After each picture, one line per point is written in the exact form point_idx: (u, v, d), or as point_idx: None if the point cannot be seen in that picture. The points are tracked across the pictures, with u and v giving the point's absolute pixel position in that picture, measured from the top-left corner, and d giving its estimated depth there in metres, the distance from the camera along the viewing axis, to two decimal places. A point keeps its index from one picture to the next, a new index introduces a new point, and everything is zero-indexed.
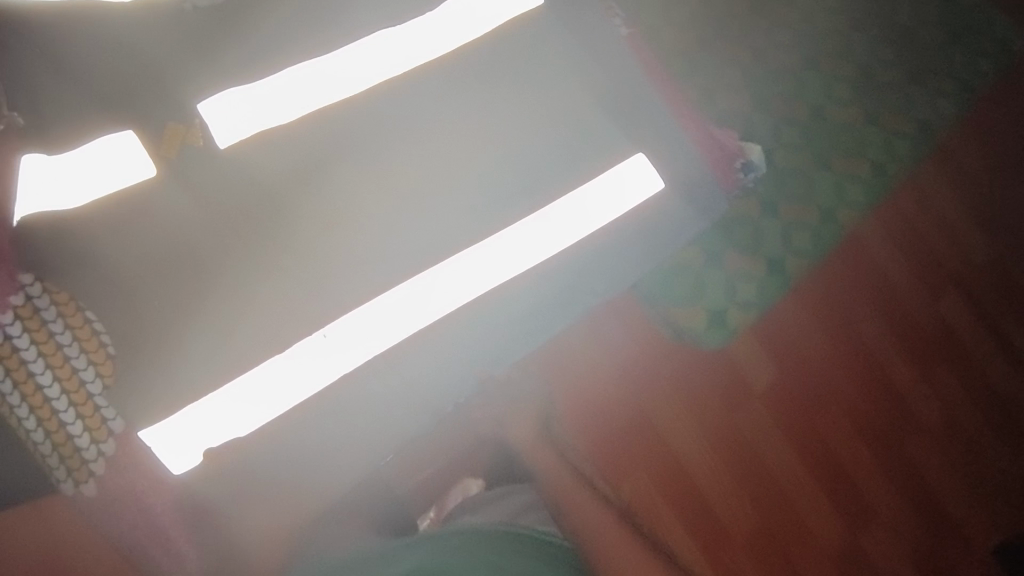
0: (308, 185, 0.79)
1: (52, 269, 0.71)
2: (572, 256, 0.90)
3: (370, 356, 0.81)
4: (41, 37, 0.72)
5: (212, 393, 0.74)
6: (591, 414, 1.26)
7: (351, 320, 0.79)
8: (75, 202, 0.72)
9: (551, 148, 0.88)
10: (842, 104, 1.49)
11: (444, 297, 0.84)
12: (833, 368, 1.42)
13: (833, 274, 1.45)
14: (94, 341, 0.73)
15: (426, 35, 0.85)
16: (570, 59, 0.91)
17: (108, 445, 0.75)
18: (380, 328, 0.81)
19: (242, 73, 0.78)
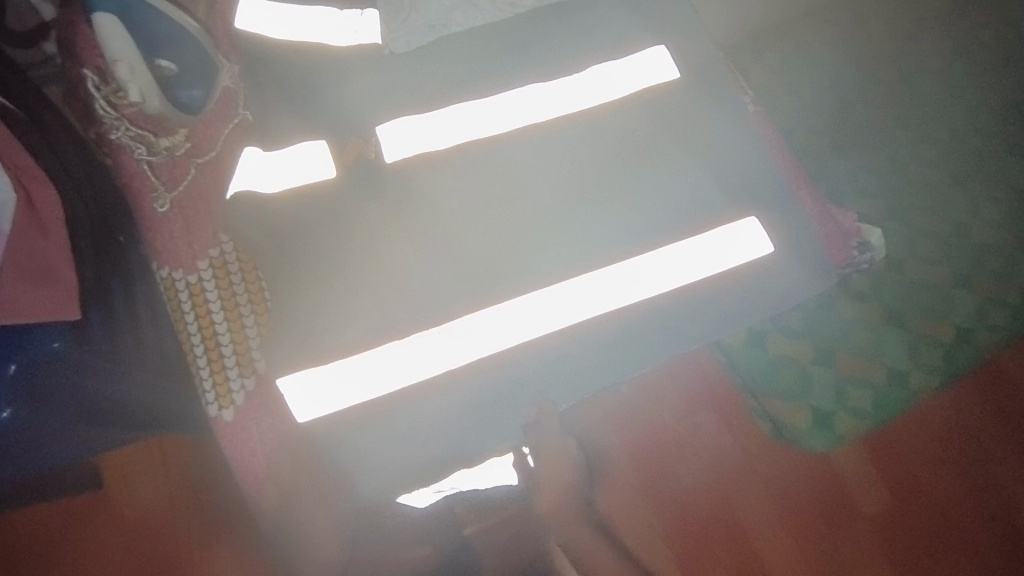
0: (449, 202, 0.93)
1: (243, 235, 0.88)
2: (670, 301, 0.95)
3: (475, 359, 0.90)
4: (278, 67, 0.95)
5: (335, 361, 0.86)
6: (671, 485, 1.24)
7: (465, 324, 0.90)
8: (270, 188, 0.89)
9: (664, 203, 0.98)
10: (1004, 208, 1.33)
11: (547, 318, 0.92)
12: (959, 507, 1.22)
13: (971, 402, 1.26)
14: (259, 293, 0.88)
15: (570, 93, 1.00)
16: (693, 129, 1.02)
17: (249, 380, 0.88)
18: (489, 334, 0.90)
19: (416, 109, 0.96)
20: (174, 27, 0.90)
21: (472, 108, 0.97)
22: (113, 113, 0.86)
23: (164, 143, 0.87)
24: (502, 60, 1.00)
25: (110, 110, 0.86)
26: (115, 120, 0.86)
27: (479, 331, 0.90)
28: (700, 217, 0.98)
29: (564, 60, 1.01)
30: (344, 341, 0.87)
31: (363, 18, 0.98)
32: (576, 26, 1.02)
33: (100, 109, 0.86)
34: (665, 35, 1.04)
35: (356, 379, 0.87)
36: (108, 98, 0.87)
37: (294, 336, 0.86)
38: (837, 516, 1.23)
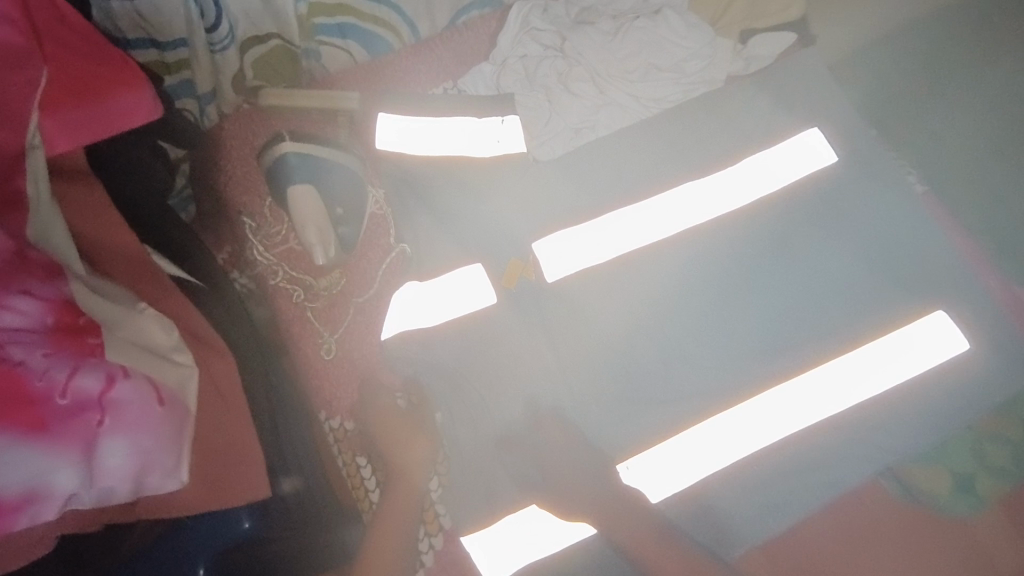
0: (617, 320, 0.88)
1: (409, 373, 0.84)
2: (863, 410, 0.88)
3: (669, 492, 0.84)
4: (425, 185, 0.90)
5: (513, 513, 0.81)
6: None
7: (654, 454, 0.84)
8: (431, 321, 0.83)
9: (838, 302, 0.91)
10: None
11: (736, 444, 0.85)
12: None
13: None
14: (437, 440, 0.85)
15: (731, 187, 0.93)
16: (860, 216, 0.95)
17: (438, 539, 0.83)
18: (681, 465, 0.84)
19: (572, 219, 0.90)
20: (336, 166, 0.83)
21: (630, 216, 0.90)
22: (270, 256, 0.87)
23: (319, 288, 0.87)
24: (654, 160, 0.94)
25: (266, 256, 0.88)
26: (270, 266, 0.87)
27: (673, 463, 0.84)
28: (881, 315, 0.91)
29: (718, 152, 0.95)
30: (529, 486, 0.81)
31: (505, 125, 0.92)
32: (728, 114, 0.97)
33: (256, 256, 0.88)
34: (822, 114, 0.98)
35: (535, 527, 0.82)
36: (269, 242, 0.87)
37: (474, 486, 0.81)
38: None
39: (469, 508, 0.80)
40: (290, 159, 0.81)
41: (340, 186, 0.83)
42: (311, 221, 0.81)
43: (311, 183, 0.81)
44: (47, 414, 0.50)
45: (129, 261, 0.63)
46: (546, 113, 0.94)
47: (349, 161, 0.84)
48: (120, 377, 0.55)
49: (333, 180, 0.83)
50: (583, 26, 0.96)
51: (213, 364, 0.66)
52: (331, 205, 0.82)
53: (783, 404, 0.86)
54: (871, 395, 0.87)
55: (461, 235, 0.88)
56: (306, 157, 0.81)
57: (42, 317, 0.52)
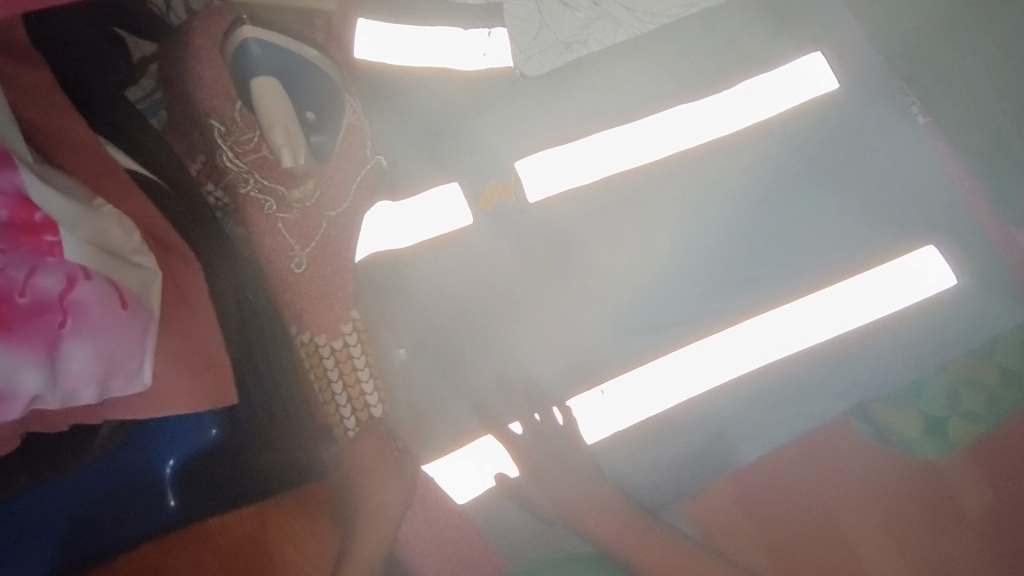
0: (597, 247, 0.85)
1: (383, 292, 0.82)
2: (841, 345, 0.87)
3: (642, 416, 0.83)
4: (405, 102, 0.87)
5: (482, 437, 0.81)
6: None
7: (631, 380, 0.83)
8: (405, 241, 0.83)
9: (827, 236, 0.89)
10: None
11: (712, 373, 0.84)
12: None
13: None
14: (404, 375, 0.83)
15: (724, 112, 0.89)
16: (857, 148, 0.91)
17: None
18: (656, 391, 0.83)
19: (557, 139, 0.87)
20: (306, 66, 0.76)
21: (612, 138, 0.87)
22: (240, 165, 0.79)
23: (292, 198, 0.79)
24: (645, 80, 0.89)
25: (236, 164, 0.79)
26: (241, 175, 0.79)
27: (639, 391, 0.83)
28: (873, 250, 0.88)
29: (712, 74, 0.91)
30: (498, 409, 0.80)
31: (491, 39, 0.87)
32: (725, 35, 0.92)
33: (226, 163, 0.79)
34: (825, 38, 0.93)
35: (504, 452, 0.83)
36: (240, 148, 0.79)
37: (442, 404, 0.81)
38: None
39: (437, 425, 0.81)
40: (252, 48, 0.73)
41: (310, 88, 0.76)
42: (276, 120, 0.72)
43: (275, 78, 0.73)
44: (7, 312, 0.50)
45: (84, 150, 0.60)
46: (534, 25, 0.89)
47: (320, 61, 0.77)
48: (79, 278, 0.54)
49: (303, 81, 0.76)
50: None
51: (174, 266, 0.64)
52: (300, 110, 0.75)
53: (758, 336, 0.85)
54: (850, 328, 0.86)
55: (439, 152, 0.86)
56: (274, 49, 0.73)
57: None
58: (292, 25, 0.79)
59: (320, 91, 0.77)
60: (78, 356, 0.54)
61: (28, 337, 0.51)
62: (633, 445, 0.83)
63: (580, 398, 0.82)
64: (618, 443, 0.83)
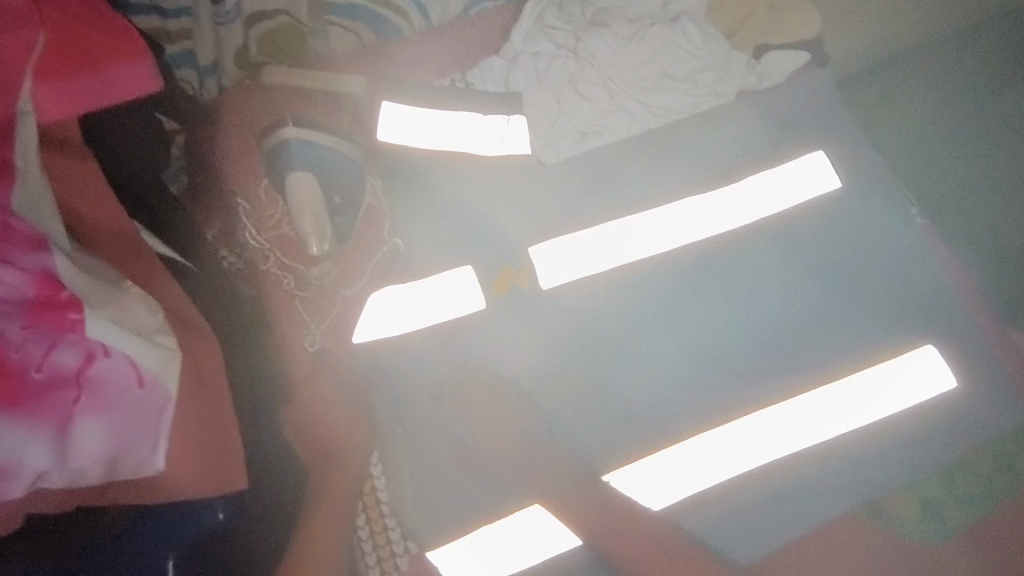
0: (605, 334, 0.87)
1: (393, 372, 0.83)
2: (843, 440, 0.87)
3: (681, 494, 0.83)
4: (423, 180, 0.89)
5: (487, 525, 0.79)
6: None
7: (661, 457, 0.84)
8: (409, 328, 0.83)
9: (826, 330, 0.91)
10: None
11: (726, 462, 0.84)
12: None
13: None
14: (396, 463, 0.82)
15: (730, 206, 0.93)
16: (855, 246, 0.95)
17: (402, 559, 0.82)
18: (695, 465, 0.84)
19: (569, 226, 0.89)
20: (339, 157, 0.82)
21: (624, 228, 0.90)
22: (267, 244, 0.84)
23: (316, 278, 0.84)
24: (656, 172, 0.93)
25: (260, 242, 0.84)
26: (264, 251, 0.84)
27: (677, 469, 0.84)
28: (869, 346, 0.91)
29: (720, 168, 0.95)
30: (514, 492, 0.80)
31: (510, 125, 0.91)
32: (732, 131, 0.96)
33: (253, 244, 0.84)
34: (825, 139, 0.98)
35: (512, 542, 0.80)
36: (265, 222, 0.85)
37: (455, 489, 0.80)
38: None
39: (451, 510, 0.79)
40: (292, 145, 0.81)
41: (339, 176, 0.82)
42: (308, 209, 0.80)
43: (311, 173, 0.81)
44: (20, 386, 0.51)
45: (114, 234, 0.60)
46: (552, 114, 0.92)
47: (352, 151, 0.83)
48: (98, 355, 0.54)
49: (334, 170, 0.82)
50: (598, 27, 0.93)
51: (195, 347, 0.64)
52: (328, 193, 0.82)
53: (765, 427, 0.86)
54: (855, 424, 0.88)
55: (455, 234, 0.87)
56: (310, 145, 0.81)
57: (24, 291, 0.53)
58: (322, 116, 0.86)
59: (345, 182, 0.83)
60: (88, 435, 0.54)
61: (33, 415, 0.52)
62: None
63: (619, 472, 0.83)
64: None
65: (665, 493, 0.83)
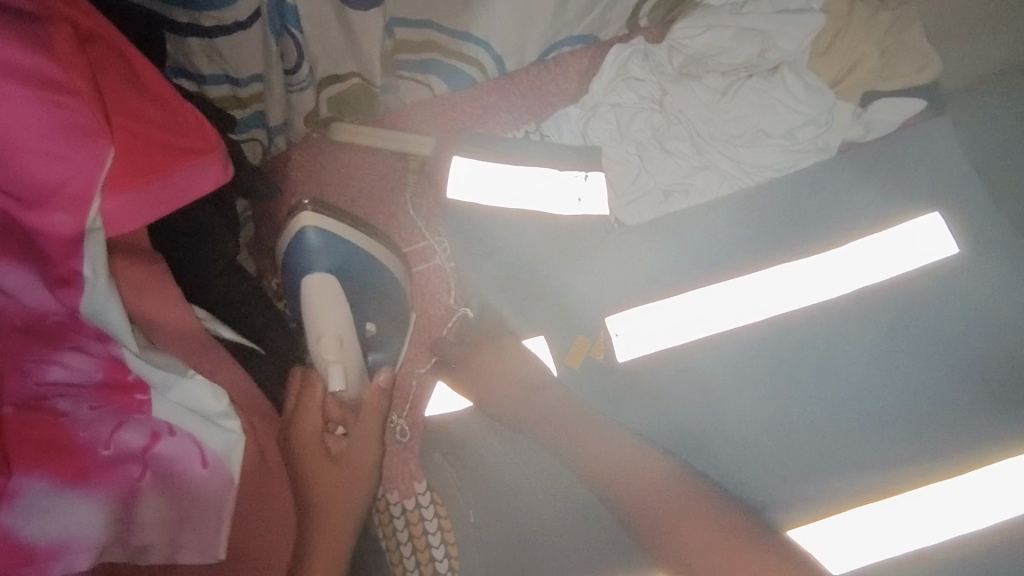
0: (688, 413, 0.80)
1: (456, 445, 0.82)
2: (970, 547, 0.75)
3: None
4: (496, 241, 0.84)
5: None
6: None
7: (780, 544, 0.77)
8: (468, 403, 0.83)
9: (947, 416, 0.79)
10: None
11: (846, 552, 0.77)
12: None
13: None
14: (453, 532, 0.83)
15: (833, 274, 0.84)
16: (991, 317, 0.81)
17: None
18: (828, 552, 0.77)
19: (651, 293, 0.82)
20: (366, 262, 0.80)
21: (707, 298, 0.82)
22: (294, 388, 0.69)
23: (330, 437, 0.69)
24: (748, 236, 0.85)
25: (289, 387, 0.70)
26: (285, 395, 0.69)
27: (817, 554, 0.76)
28: (1007, 437, 0.77)
29: (820, 231, 0.85)
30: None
31: (588, 182, 0.85)
32: (834, 189, 0.86)
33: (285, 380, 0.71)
34: (953, 192, 0.84)
35: None
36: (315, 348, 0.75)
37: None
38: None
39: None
40: (312, 238, 0.77)
41: (366, 283, 0.80)
42: (330, 328, 0.76)
43: (333, 277, 0.77)
44: (87, 462, 0.48)
45: (187, 334, 0.58)
46: (634, 171, 0.86)
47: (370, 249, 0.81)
48: (163, 434, 0.52)
49: (359, 273, 0.79)
50: (686, 79, 0.87)
51: (263, 434, 0.62)
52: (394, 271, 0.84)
53: (878, 521, 0.77)
54: (997, 520, 0.75)
55: (526, 301, 0.83)
56: (334, 241, 0.78)
57: (93, 373, 0.50)
58: (389, 187, 0.88)
59: (377, 276, 0.80)
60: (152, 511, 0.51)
61: (98, 490, 0.47)
62: None
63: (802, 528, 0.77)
64: None
65: None
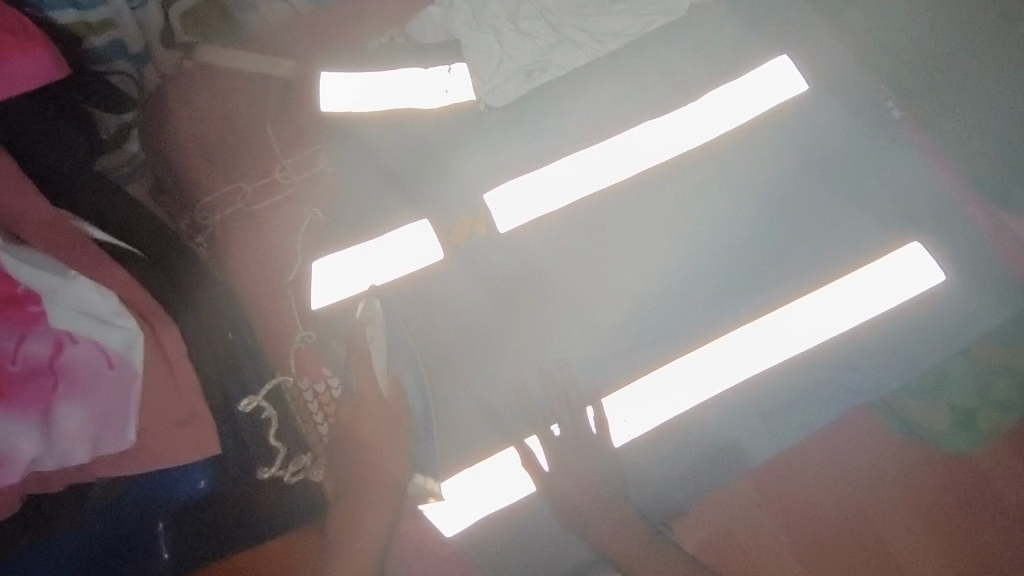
0: (573, 267, 0.86)
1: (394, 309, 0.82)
2: (832, 348, 0.85)
3: (710, 392, 0.83)
4: (373, 142, 0.90)
5: (459, 473, 0.80)
6: None
7: (677, 368, 0.83)
8: (434, 255, 0.85)
9: (806, 239, 0.88)
10: None
11: (732, 368, 0.84)
12: None
13: None
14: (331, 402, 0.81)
15: (694, 122, 0.89)
16: (830, 145, 0.90)
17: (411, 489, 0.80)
18: (721, 367, 0.84)
19: (523, 166, 0.88)
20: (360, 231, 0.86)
21: (578, 164, 0.88)
22: (306, 408, 0.81)
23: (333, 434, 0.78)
24: (608, 102, 0.90)
25: (281, 441, 0.77)
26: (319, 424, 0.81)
27: (660, 393, 0.83)
28: (854, 248, 0.87)
29: (677, 87, 0.91)
30: (500, 431, 0.81)
31: (452, 74, 0.89)
32: (683, 50, 0.92)
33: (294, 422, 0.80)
34: (785, 42, 0.92)
35: (475, 492, 0.81)
36: (253, 395, 0.75)
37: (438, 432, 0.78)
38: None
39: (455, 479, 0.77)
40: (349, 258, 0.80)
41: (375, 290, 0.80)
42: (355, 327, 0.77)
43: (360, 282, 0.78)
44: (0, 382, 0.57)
45: (52, 229, 0.64)
46: (496, 57, 0.90)
47: (363, 229, 0.86)
48: (66, 344, 0.61)
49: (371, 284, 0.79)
50: None
51: (164, 334, 0.67)
52: (284, 177, 0.88)
53: (760, 337, 0.84)
54: (854, 325, 0.85)
55: (410, 192, 0.88)
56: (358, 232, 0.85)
57: None
58: (264, 98, 0.90)
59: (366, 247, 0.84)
60: (69, 411, 0.61)
61: (20, 401, 0.58)
62: (652, 447, 0.83)
63: (618, 394, 0.83)
64: (638, 448, 0.83)
65: (698, 392, 0.83)
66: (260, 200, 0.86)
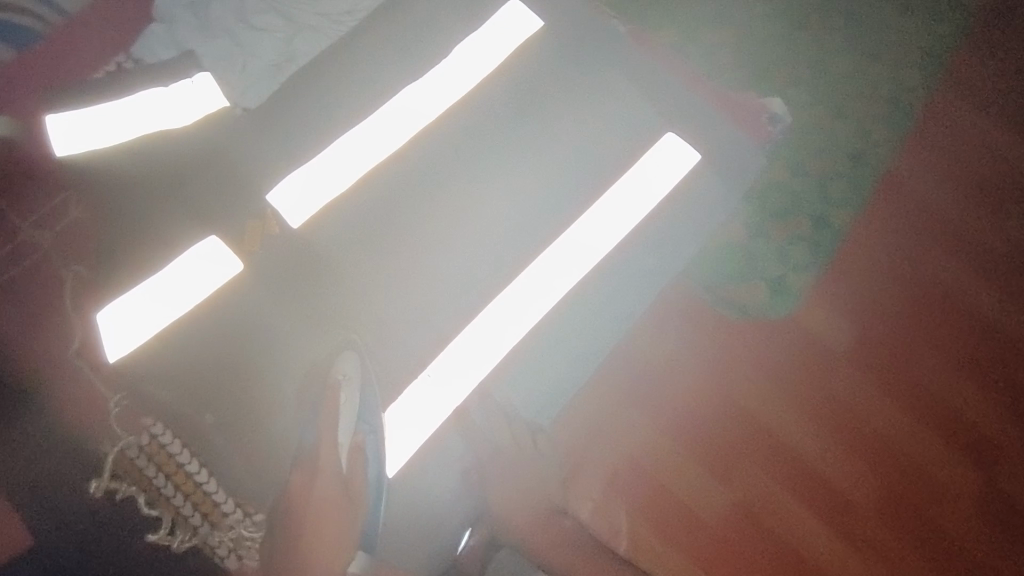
0: (378, 239, 0.85)
1: (202, 332, 0.78)
2: (628, 245, 0.93)
3: (539, 314, 0.89)
4: (120, 170, 0.81)
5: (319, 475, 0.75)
6: (679, 416, 1.26)
7: (502, 302, 0.87)
8: (234, 268, 0.81)
9: (582, 156, 0.95)
10: (839, 53, 1.49)
11: (550, 286, 0.89)
12: (909, 311, 1.39)
13: (869, 221, 1.42)
14: (168, 461, 0.80)
15: (453, 75, 0.93)
16: (577, 67, 0.98)
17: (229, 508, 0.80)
18: (540, 288, 0.89)
19: (299, 155, 0.86)
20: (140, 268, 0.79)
21: (354, 141, 0.88)
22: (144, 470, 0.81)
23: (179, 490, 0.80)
24: (366, 77, 0.92)
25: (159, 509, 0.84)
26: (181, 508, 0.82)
27: (492, 330, 0.86)
28: (623, 153, 0.96)
29: (429, 49, 0.94)
30: None
31: (196, 86, 0.87)
32: (423, 15, 0.96)
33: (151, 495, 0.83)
34: None
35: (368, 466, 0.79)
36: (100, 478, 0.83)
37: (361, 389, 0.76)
38: (841, 395, 1.32)
39: (354, 464, 0.75)
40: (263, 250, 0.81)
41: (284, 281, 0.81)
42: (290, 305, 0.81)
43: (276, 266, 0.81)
44: None
45: None
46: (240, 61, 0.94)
47: (142, 265, 0.79)
48: None
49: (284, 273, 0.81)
50: None
51: None
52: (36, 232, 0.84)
53: (565, 252, 0.90)
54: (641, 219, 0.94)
55: (181, 209, 0.81)
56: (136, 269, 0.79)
57: None
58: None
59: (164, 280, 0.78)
60: None
61: None
62: (502, 378, 0.87)
63: (455, 342, 0.84)
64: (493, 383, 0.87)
65: (529, 317, 0.88)
66: (10, 268, 0.83)
